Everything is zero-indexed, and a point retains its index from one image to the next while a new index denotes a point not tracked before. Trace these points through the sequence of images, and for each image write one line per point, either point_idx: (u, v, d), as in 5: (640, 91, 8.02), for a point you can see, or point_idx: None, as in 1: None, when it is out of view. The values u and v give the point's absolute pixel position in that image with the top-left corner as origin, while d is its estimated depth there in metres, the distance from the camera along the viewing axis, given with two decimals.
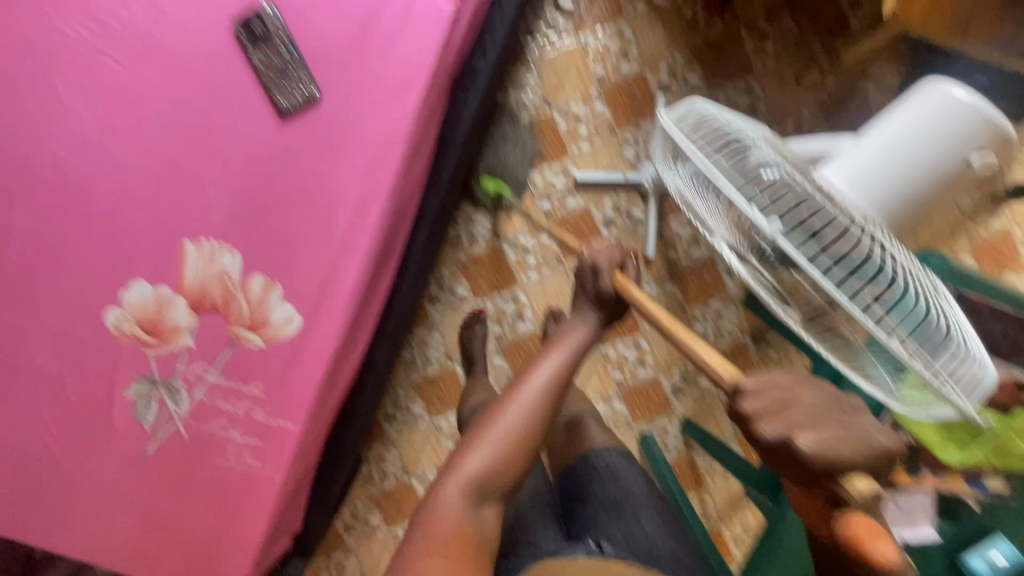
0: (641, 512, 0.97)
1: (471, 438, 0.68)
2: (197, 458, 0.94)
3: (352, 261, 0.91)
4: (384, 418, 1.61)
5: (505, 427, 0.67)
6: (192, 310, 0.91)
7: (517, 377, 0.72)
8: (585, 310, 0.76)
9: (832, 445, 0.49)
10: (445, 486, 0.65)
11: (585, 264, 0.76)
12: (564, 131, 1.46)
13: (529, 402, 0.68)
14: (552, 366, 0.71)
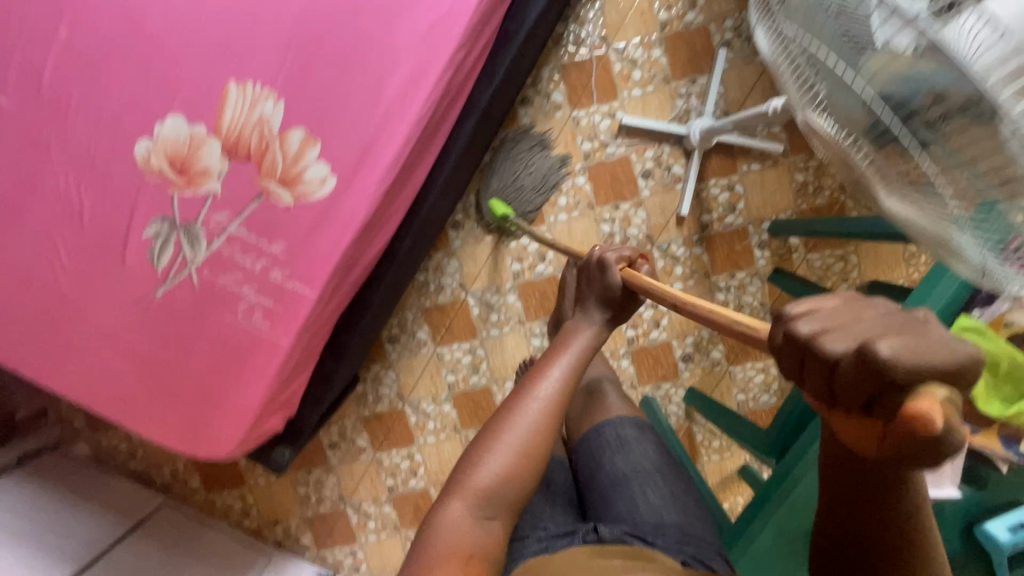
0: (650, 486, 0.91)
1: (477, 449, 0.65)
2: (204, 310, 0.91)
3: (397, 129, 0.86)
4: (387, 340, 1.58)
5: (518, 436, 0.65)
6: (225, 154, 0.88)
7: (523, 382, 0.69)
8: (590, 312, 0.77)
9: (917, 350, 0.35)
10: (450, 505, 0.62)
11: (592, 259, 0.80)
12: (617, 73, 1.42)
13: (533, 415, 0.66)
14: (558, 376, 0.69)
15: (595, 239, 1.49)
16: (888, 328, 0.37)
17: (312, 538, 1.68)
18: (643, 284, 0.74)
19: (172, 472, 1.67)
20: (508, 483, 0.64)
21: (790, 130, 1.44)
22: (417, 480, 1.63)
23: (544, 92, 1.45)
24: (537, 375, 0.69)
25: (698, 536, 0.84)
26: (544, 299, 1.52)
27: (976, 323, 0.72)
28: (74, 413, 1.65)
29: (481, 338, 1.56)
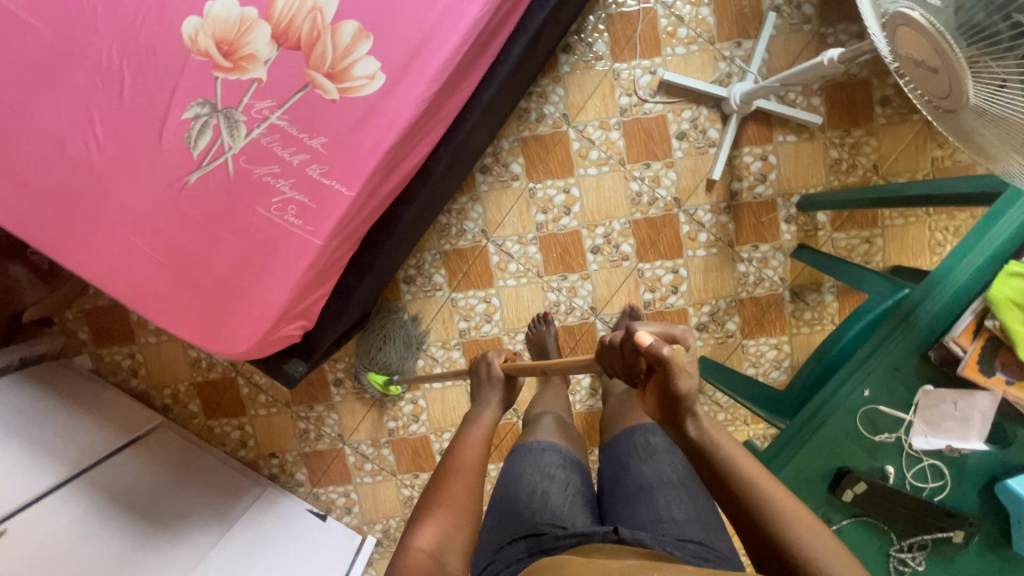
0: (674, 496, 0.88)
1: (422, 511, 0.65)
2: (237, 200, 0.90)
3: (452, 30, 0.85)
4: (403, 280, 1.56)
5: (454, 492, 0.67)
6: (274, 40, 0.86)
7: (450, 451, 0.75)
8: (488, 399, 0.86)
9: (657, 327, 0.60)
10: (405, 552, 0.61)
11: (478, 359, 0.91)
12: (663, 29, 1.41)
13: (467, 471, 0.70)
14: (479, 438, 0.76)
15: (620, 197, 1.48)
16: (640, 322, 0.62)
17: (306, 474, 1.68)
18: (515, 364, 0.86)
19: (172, 394, 1.66)
20: (456, 534, 0.64)
21: (829, 105, 1.43)
22: (418, 426, 1.62)
23: (588, 41, 1.43)
24: (459, 441, 0.76)
25: (717, 553, 0.81)
26: (565, 254, 1.51)
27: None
28: (81, 324, 1.64)
29: (497, 288, 1.54)
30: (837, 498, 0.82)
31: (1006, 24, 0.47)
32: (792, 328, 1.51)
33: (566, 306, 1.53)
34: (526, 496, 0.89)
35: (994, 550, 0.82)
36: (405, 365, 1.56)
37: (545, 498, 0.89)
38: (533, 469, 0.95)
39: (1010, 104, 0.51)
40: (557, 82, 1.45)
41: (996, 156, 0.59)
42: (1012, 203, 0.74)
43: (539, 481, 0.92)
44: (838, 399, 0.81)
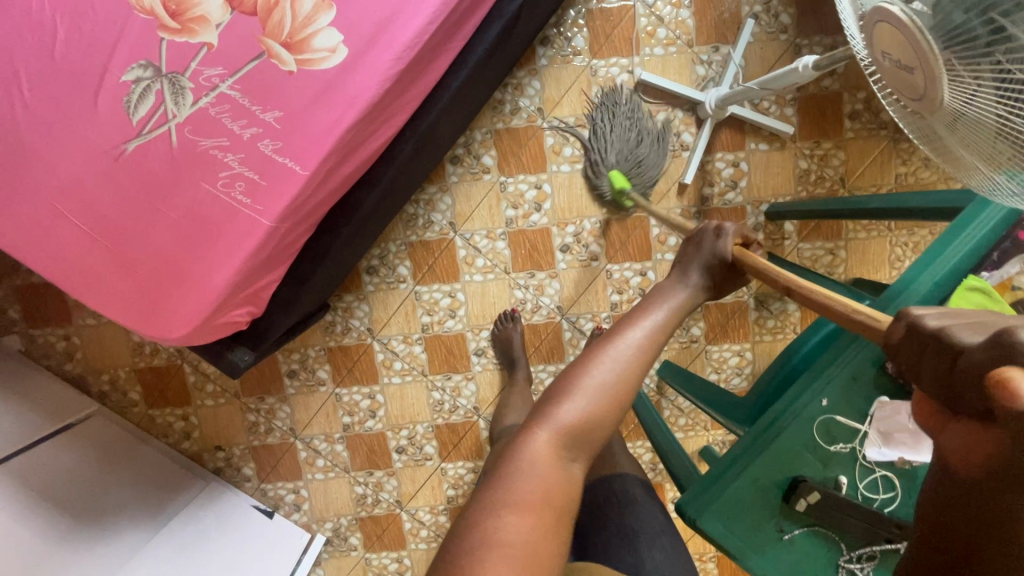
0: (656, 543, 0.87)
1: (562, 386, 0.57)
2: (180, 173, 0.83)
3: (421, 6, 0.80)
4: (365, 270, 1.50)
5: (603, 381, 0.57)
6: (227, 3, 0.80)
7: (610, 331, 0.62)
8: (687, 271, 0.71)
9: None
10: (535, 434, 0.54)
11: (708, 225, 0.74)
12: (643, 28, 1.39)
13: (624, 359, 0.58)
14: (659, 323, 0.63)
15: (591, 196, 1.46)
16: None
17: (254, 469, 1.59)
18: (755, 262, 0.69)
19: (111, 381, 1.55)
20: (595, 427, 0.56)
21: (801, 115, 1.44)
22: (375, 422, 1.56)
23: (566, 35, 1.40)
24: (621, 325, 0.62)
25: None
26: (534, 250, 1.49)
27: (982, 284, 0.73)
28: (11, 302, 1.52)
29: (463, 282, 1.50)
30: (792, 508, 0.80)
31: (984, 24, 0.45)
32: (754, 336, 1.52)
33: (533, 304, 1.51)
34: None
35: None
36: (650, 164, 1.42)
37: None
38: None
39: (982, 108, 0.50)
40: (534, 74, 1.42)
41: (964, 163, 0.59)
42: (977, 214, 0.75)
43: None
44: (799, 408, 0.80)
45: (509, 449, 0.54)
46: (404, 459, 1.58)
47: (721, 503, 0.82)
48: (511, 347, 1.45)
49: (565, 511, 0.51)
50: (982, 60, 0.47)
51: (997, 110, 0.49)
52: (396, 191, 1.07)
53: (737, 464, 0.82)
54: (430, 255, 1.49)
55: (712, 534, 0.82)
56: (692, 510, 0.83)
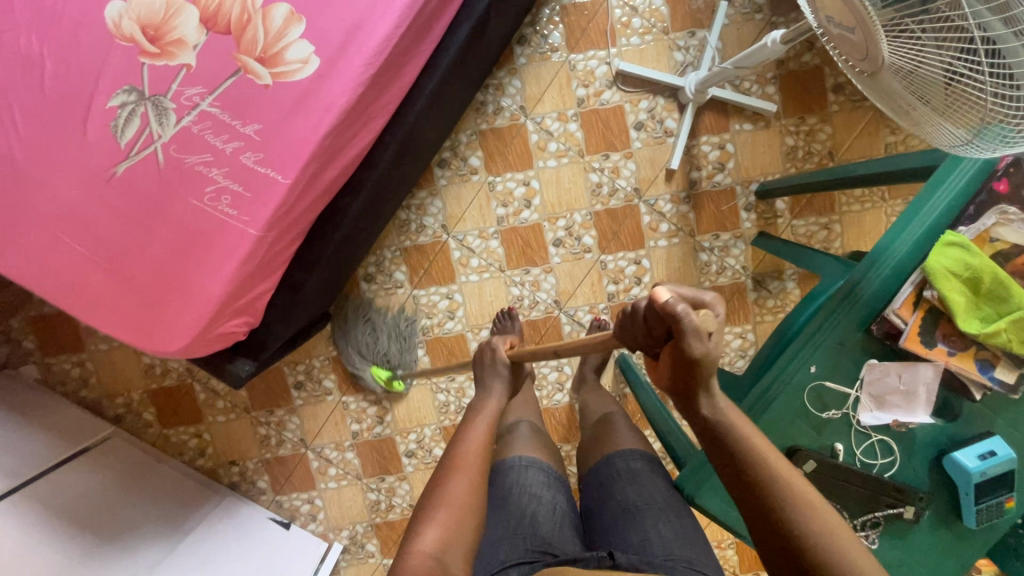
0: (661, 517, 0.86)
1: (425, 507, 0.65)
2: (169, 191, 0.86)
3: (388, 11, 0.83)
4: (363, 278, 1.53)
5: (452, 494, 0.66)
6: (203, 24, 0.83)
7: (452, 449, 0.73)
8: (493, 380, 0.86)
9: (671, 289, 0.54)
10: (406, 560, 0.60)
11: (486, 343, 0.92)
12: (617, 19, 1.41)
13: (469, 470, 0.69)
14: (480, 434, 0.76)
15: (580, 190, 1.48)
16: None
17: (269, 481, 1.62)
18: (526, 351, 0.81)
19: (125, 403, 1.60)
20: (458, 536, 0.63)
21: (782, 92, 1.45)
22: (383, 428, 1.58)
23: (542, 33, 1.43)
24: (461, 438, 0.75)
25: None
26: (527, 247, 1.50)
27: (960, 238, 0.71)
28: (26, 332, 1.57)
29: (459, 283, 1.52)
30: None
31: None
32: (755, 317, 1.51)
33: (530, 299, 1.52)
34: (516, 519, 0.88)
35: (945, 524, 0.81)
36: (405, 357, 1.53)
37: (535, 522, 0.88)
38: (518, 489, 0.93)
39: (927, 64, 0.51)
40: (513, 74, 1.44)
41: (918, 121, 0.60)
42: (950, 170, 0.74)
43: (526, 502, 0.91)
44: (787, 376, 0.79)
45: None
46: (414, 463, 1.59)
47: (717, 477, 0.83)
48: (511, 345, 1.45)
49: None
50: (924, 13, 0.48)
51: (944, 61, 0.50)
52: (382, 195, 1.10)
53: None
54: (425, 260, 1.51)
55: (711, 509, 0.83)
56: (689, 488, 0.84)
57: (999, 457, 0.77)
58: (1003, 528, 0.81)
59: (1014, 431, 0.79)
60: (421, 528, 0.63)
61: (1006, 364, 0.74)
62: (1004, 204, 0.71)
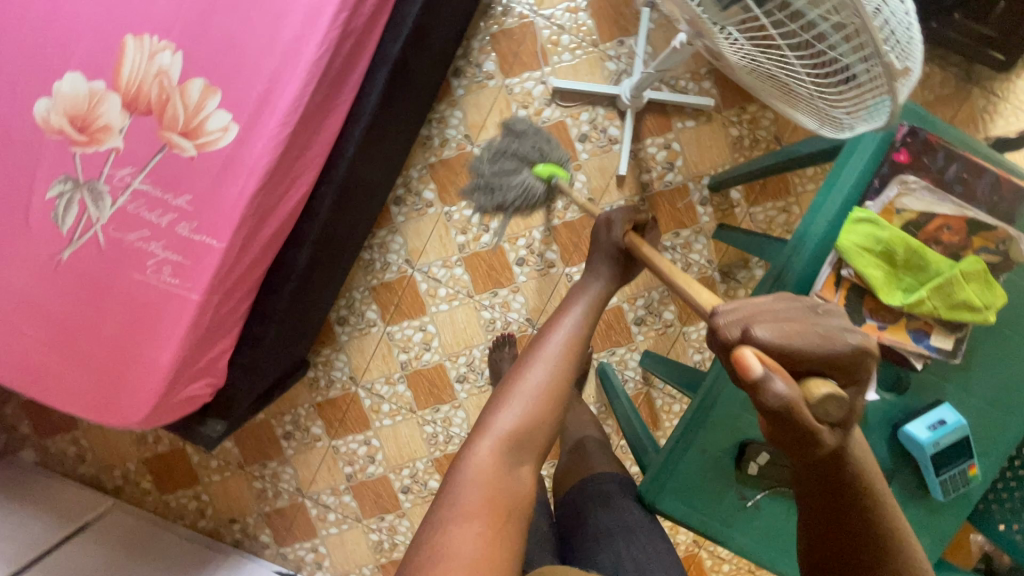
0: (632, 539, 0.84)
1: (498, 398, 0.65)
2: (114, 269, 0.90)
3: (296, 70, 0.86)
4: (336, 321, 1.55)
5: (532, 387, 0.65)
6: (125, 108, 0.87)
7: (534, 340, 0.71)
8: (597, 266, 0.83)
9: (787, 336, 0.46)
10: (478, 444, 0.61)
11: (602, 220, 0.86)
12: (547, 39, 1.45)
13: (550, 360, 0.68)
14: (569, 323, 0.72)
15: (534, 208, 1.50)
16: (792, 315, 0.48)
17: (270, 535, 1.63)
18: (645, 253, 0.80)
19: (123, 474, 1.62)
20: (533, 424, 0.64)
21: (719, 86, 1.47)
22: (375, 467, 1.59)
23: (476, 63, 1.47)
24: (548, 327, 0.72)
25: None
26: (492, 270, 1.52)
27: (868, 213, 0.71)
28: (21, 416, 1.62)
29: (431, 314, 1.54)
30: (744, 475, 0.80)
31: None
32: None
33: (502, 321, 1.53)
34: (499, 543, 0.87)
35: (915, 500, 0.80)
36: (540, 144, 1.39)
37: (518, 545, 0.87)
38: None
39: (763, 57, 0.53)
40: (454, 105, 1.48)
41: (792, 104, 0.61)
42: (853, 148, 0.74)
43: None
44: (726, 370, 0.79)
45: (457, 462, 0.61)
46: (411, 499, 1.59)
47: (676, 483, 0.82)
48: (500, 372, 1.46)
49: (516, 511, 0.58)
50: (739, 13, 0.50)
51: (774, 55, 0.52)
52: (330, 243, 1.12)
53: (684, 439, 0.81)
54: (394, 296, 1.54)
55: (675, 514, 0.81)
56: (650, 495, 0.83)
57: (952, 426, 0.75)
58: (973, 499, 0.79)
59: (967, 398, 0.77)
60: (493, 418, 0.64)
61: (941, 330, 0.73)
62: (910, 173, 0.72)
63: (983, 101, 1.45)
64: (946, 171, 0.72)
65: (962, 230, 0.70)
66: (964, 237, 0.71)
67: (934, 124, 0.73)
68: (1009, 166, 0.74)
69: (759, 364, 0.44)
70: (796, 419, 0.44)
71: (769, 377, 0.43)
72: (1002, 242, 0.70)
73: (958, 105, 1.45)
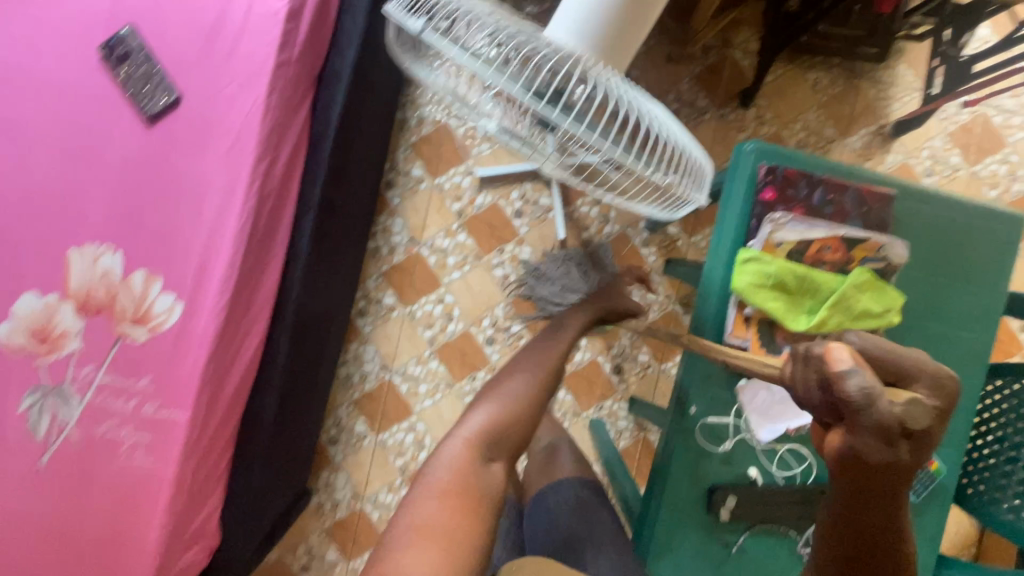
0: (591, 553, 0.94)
1: (473, 405, 0.78)
2: (92, 463, 0.94)
3: (224, 241, 0.94)
4: (329, 441, 1.58)
5: (505, 393, 0.79)
6: (79, 313, 0.94)
7: (511, 364, 0.85)
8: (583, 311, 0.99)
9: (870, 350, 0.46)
10: (450, 443, 0.72)
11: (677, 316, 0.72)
12: (462, 136, 1.57)
13: (523, 374, 0.82)
14: (543, 343, 0.87)
15: (489, 288, 1.56)
16: (875, 345, 0.47)
17: None
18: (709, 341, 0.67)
19: None
20: (505, 424, 0.76)
21: None
22: None
23: (405, 172, 1.58)
24: (525, 349, 0.87)
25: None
26: (465, 356, 1.56)
27: (752, 253, 0.76)
28: None
29: (417, 412, 1.57)
30: (718, 521, 0.81)
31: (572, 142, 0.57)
32: None
33: None
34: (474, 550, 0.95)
35: None
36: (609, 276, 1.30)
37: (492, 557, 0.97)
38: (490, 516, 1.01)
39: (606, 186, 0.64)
40: (393, 214, 1.58)
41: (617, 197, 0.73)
42: (730, 194, 0.80)
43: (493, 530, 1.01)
44: (675, 422, 0.81)
45: (432, 458, 0.72)
46: None
47: (657, 544, 0.82)
48: None
49: (484, 498, 0.68)
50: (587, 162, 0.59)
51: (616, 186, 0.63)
52: (297, 378, 1.18)
53: (654, 499, 0.82)
54: (378, 404, 1.57)
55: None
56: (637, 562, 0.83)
57: None
58: (947, 492, 0.80)
59: None
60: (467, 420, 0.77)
61: None
62: (779, 209, 0.78)
63: (874, 90, 1.54)
64: (813, 197, 0.78)
65: (844, 248, 0.76)
66: (844, 253, 0.76)
67: (791, 158, 0.80)
68: (869, 176, 0.80)
69: (847, 364, 0.43)
70: (876, 428, 0.43)
71: (857, 375, 0.42)
72: (880, 250, 0.76)
73: (852, 100, 1.54)
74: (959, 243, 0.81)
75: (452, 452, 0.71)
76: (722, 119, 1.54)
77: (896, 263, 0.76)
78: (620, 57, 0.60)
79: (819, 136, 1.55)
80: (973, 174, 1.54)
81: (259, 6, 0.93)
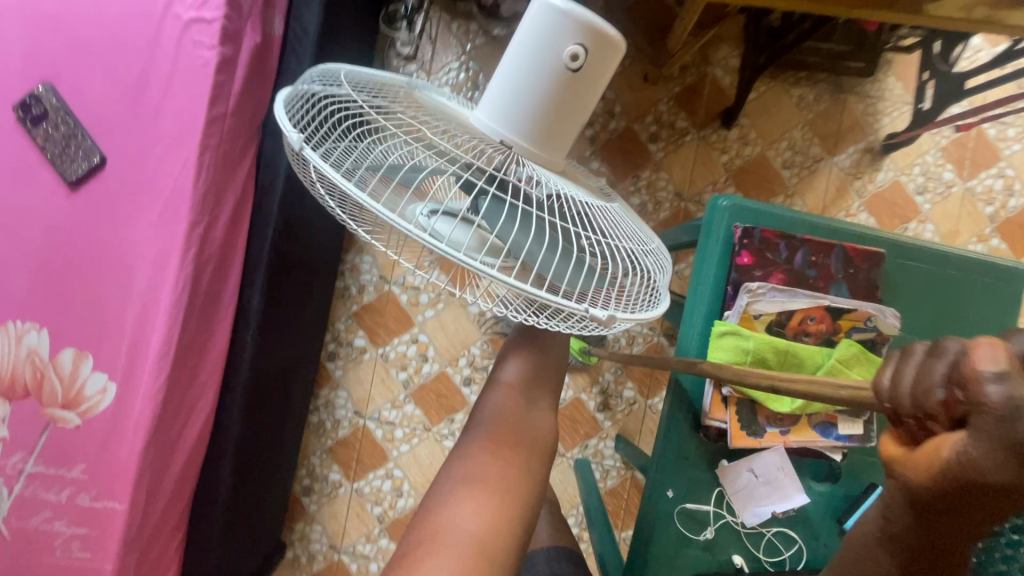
0: None
1: (506, 355, 0.85)
2: (24, 559, 0.87)
3: (158, 316, 0.86)
4: (302, 492, 1.51)
5: (539, 342, 0.85)
6: (4, 397, 0.86)
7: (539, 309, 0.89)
8: None
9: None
10: (494, 394, 0.81)
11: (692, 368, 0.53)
12: None
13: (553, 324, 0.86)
14: None
15: (465, 326, 1.49)
16: None
17: None
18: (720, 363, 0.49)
19: None
20: (539, 371, 0.83)
21: (609, 161, 1.46)
22: None
23: None
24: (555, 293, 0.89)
25: None
26: (442, 398, 1.49)
27: (729, 326, 0.69)
28: None
29: (394, 459, 1.49)
30: None
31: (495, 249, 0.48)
32: None
33: None
34: None
35: None
36: None
37: None
38: None
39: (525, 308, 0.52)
40: (361, 251, 1.50)
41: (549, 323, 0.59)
42: (704, 257, 0.73)
43: None
44: (650, 508, 0.74)
45: (476, 409, 0.81)
46: None
47: None
48: None
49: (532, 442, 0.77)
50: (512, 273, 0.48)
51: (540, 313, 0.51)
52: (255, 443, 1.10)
53: None
54: (352, 451, 1.50)
55: None
56: None
57: None
58: None
59: None
60: (499, 372, 0.84)
61: (845, 417, 0.71)
62: (757, 276, 0.70)
63: (861, 105, 1.46)
64: (795, 260, 0.70)
65: (829, 318, 0.69)
66: (830, 324, 0.69)
67: (768, 216, 0.73)
68: (854, 230, 0.73)
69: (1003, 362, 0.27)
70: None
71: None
72: (869, 320, 0.69)
73: (839, 116, 1.46)
74: (955, 302, 0.73)
75: (493, 406, 0.79)
76: (703, 140, 1.46)
77: (887, 332, 0.69)
78: (557, 146, 0.57)
79: (806, 155, 1.47)
80: (967, 191, 1.46)
81: (186, 56, 0.84)
